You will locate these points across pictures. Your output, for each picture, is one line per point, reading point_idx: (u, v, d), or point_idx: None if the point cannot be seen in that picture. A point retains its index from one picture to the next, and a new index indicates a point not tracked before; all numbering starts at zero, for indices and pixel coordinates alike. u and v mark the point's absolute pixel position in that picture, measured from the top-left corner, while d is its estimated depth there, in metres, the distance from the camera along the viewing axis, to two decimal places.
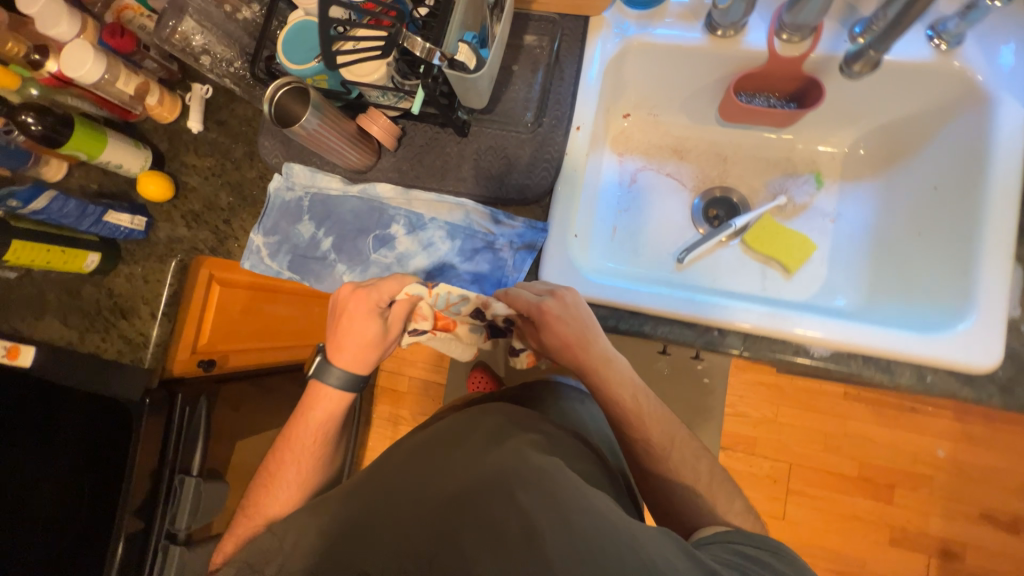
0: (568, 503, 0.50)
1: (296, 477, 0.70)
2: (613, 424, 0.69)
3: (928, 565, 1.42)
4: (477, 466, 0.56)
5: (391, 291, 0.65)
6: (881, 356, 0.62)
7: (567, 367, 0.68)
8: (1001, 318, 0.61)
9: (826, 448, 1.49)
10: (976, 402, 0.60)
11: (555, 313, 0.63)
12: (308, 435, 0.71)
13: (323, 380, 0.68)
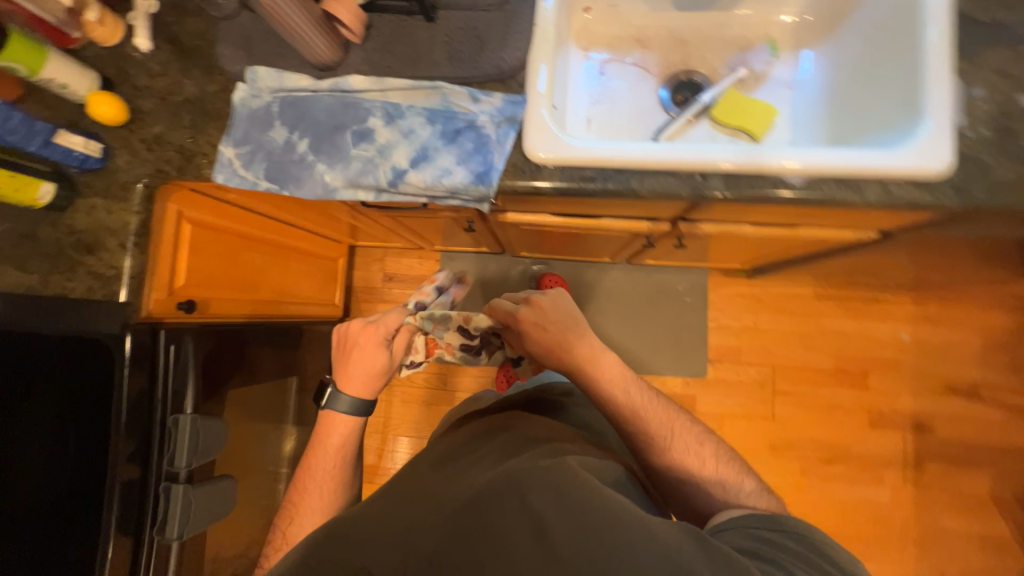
0: (571, 499, 0.56)
1: (330, 472, 0.88)
2: (622, 413, 0.85)
3: (905, 440, 1.54)
4: (487, 477, 0.63)
5: (394, 322, 0.95)
6: (850, 176, 0.66)
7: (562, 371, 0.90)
8: (950, 124, 0.66)
9: (804, 347, 1.59)
10: (936, 205, 0.65)
11: (528, 319, 0.92)
12: (330, 455, 0.90)
13: (336, 406, 0.91)
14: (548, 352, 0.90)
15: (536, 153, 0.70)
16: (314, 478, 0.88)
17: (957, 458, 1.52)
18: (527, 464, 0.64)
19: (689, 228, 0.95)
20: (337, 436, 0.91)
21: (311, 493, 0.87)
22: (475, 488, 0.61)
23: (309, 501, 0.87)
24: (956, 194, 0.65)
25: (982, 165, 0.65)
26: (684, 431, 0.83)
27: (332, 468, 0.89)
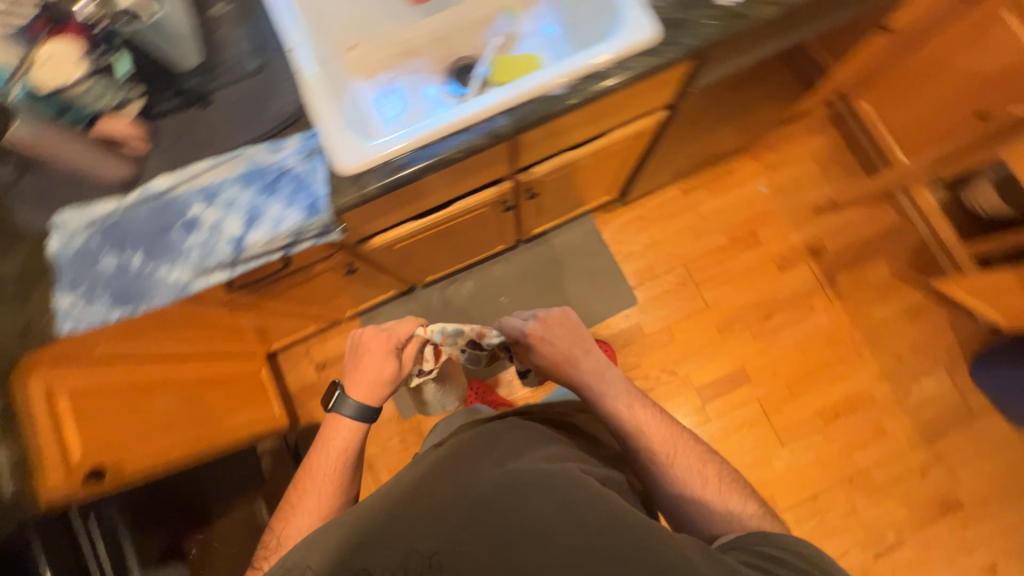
0: (575, 507, 0.67)
1: (330, 473, 0.90)
2: (626, 426, 0.95)
3: (811, 267, 1.73)
4: (496, 476, 0.72)
5: (404, 334, 0.98)
6: (594, 69, 0.80)
7: (568, 378, 1.01)
8: (642, 2, 0.82)
9: (698, 236, 1.76)
10: (662, 63, 0.80)
11: (537, 334, 1.02)
12: (332, 454, 0.93)
13: (342, 412, 0.95)
14: (556, 366, 1.01)
15: (347, 164, 0.76)
16: (315, 481, 0.90)
17: (854, 261, 1.73)
18: (535, 466, 0.74)
19: (527, 175, 1.06)
20: (341, 440, 0.94)
21: (312, 490, 0.89)
22: (484, 491, 0.69)
23: (303, 503, 0.88)
24: (675, 49, 0.81)
25: (681, 21, 0.82)
26: (686, 451, 0.94)
27: (331, 472, 0.91)
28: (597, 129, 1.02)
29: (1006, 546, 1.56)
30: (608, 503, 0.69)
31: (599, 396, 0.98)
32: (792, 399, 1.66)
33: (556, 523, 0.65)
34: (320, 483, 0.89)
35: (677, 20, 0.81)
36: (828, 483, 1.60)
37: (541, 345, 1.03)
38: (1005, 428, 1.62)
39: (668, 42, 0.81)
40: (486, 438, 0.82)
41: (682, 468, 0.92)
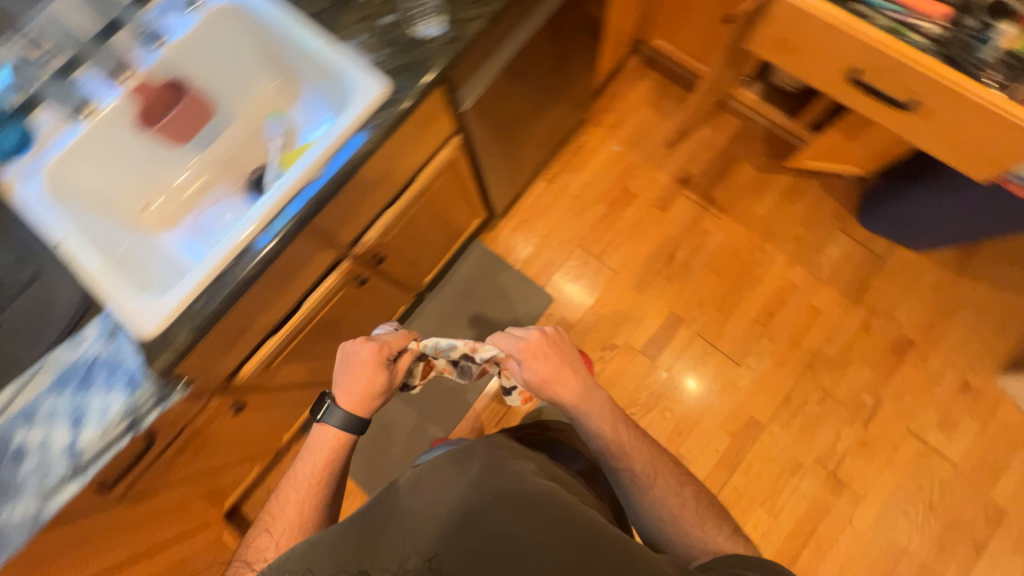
0: (558, 515, 0.77)
1: (312, 487, 0.96)
2: (611, 446, 1.01)
3: (687, 197, 1.82)
4: (495, 480, 0.82)
5: (396, 347, 1.02)
6: (345, 142, 0.83)
7: (555, 398, 1.02)
8: (362, 65, 0.85)
9: (580, 214, 1.83)
10: (403, 110, 0.84)
11: (529, 354, 1.02)
12: (317, 467, 0.98)
13: (331, 420, 0.99)
14: (546, 384, 1.02)
15: (147, 327, 0.76)
16: (297, 495, 0.96)
17: (721, 174, 1.82)
18: (519, 478, 0.82)
19: (363, 246, 1.08)
20: (326, 453, 0.99)
21: (291, 500, 0.96)
22: (483, 496, 0.79)
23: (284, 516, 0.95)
24: (411, 92, 0.84)
25: (406, 66, 0.85)
26: (666, 475, 1.03)
27: (312, 487, 0.96)
28: (403, 179, 1.06)
29: (969, 359, 1.61)
30: (575, 520, 0.77)
31: (584, 415, 1.02)
32: (728, 319, 1.71)
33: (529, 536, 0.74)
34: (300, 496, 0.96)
35: (401, 67, 0.85)
36: (794, 378, 1.64)
37: (531, 362, 1.02)
38: (916, 257, 1.70)
39: (402, 90, 0.84)
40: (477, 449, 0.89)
41: (665, 490, 1.01)
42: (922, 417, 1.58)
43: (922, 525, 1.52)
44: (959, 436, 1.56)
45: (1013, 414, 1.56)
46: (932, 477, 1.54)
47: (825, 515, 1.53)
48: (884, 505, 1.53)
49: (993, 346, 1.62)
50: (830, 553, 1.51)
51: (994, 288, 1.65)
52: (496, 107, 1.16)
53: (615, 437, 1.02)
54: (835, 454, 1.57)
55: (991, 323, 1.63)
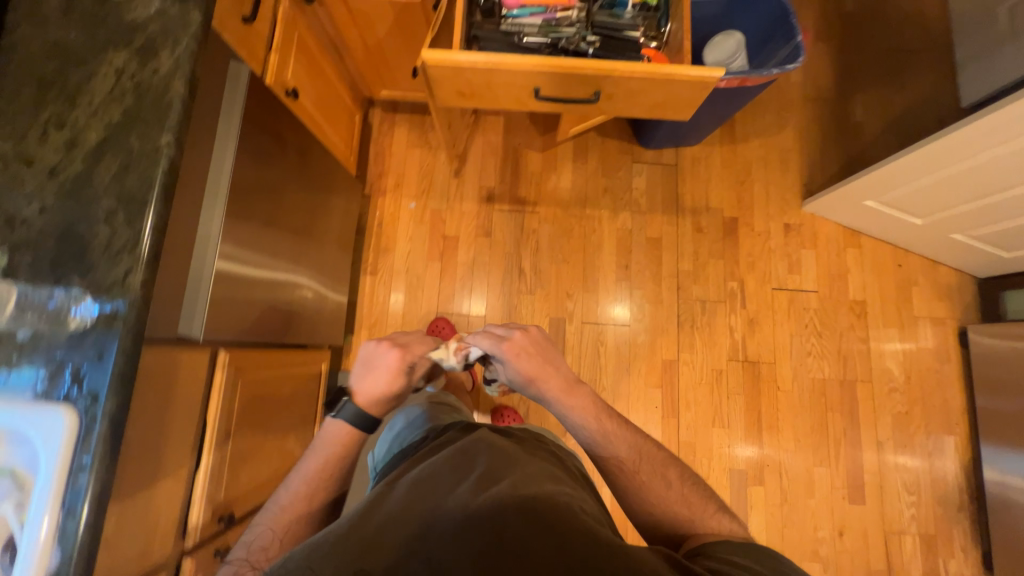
0: (572, 525, 0.62)
1: (325, 486, 0.84)
2: (596, 439, 0.89)
3: (501, 209, 1.81)
4: (500, 485, 0.67)
5: (421, 354, 0.91)
6: (61, 503, 0.66)
7: (540, 390, 0.91)
8: (25, 407, 0.67)
9: (422, 283, 1.75)
10: (109, 427, 0.68)
11: (514, 350, 0.90)
12: (327, 464, 0.85)
13: (343, 415, 0.86)
14: (529, 383, 0.91)
15: None
16: (304, 493, 0.82)
17: (515, 172, 1.83)
18: (520, 482, 0.68)
19: (193, 532, 0.92)
20: (340, 450, 0.86)
21: (299, 495, 0.82)
22: (493, 498, 0.64)
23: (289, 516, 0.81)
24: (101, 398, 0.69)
25: (80, 370, 0.69)
26: (650, 460, 0.89)
27: (328, 484, 0.84)
28: (188, 441, 0.89)
29: (780, 205, 1.84)
30: (597, 537, 0.61)
31: (562, 407, 0.90)
32: (598, 291, 1.77)
33: (536, 541, 0.59)
34: (313, 490, 0.83)
35: (73, 379, 0.69)
36: (675, 305, 1.75)
37: (514, 362, 0.90)
38: (700, 148, 1.87)
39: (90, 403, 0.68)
40: (475, 453, 0.75)
41: (653, 476, 0.87)
42: (777, 272, 1.79)
43: (824, 353, 1.74)
44: (807, 268, 1.80)
45: (829, 228, 1.82)
46: (809, 312, 1.76)
47: (759, 397, 1.70)
48: (792, 358, 1.73)
49: (788, 185, 1.85)
50: (780, 422, 1.68)
51: (763, 139, 1.88)
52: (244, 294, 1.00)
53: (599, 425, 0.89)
54: (738, 344, 1.73)
55: (777, 168, 1.86)
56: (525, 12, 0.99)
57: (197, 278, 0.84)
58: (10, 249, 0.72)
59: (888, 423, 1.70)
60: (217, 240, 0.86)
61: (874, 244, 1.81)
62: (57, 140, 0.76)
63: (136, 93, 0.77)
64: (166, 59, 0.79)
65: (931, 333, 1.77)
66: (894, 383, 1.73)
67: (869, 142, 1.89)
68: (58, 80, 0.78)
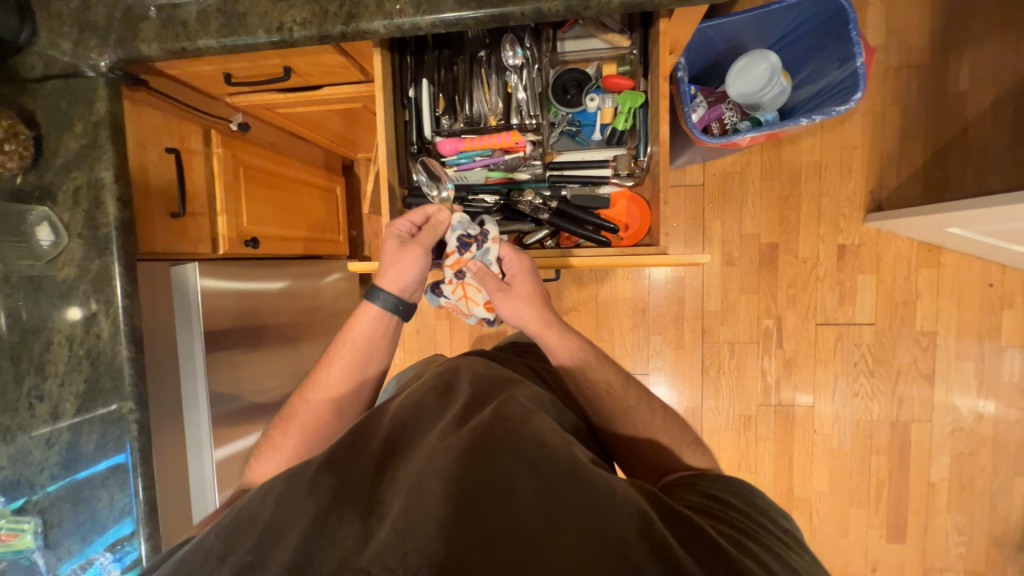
0: (556, 462, 0.48)
1: (343, 372, 0.75)
2: (584, 365, 0.75)
3: None
4: (478, 417, 0.54)
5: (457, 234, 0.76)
6: None
7: (538, 318, 0.75)
8: None
9: (434, 342, 1.68)
10: None
11: (517, 270, 0.77)
12: (346, 347, 0.76)
13: (374, 302, 0.75)
14: (524, 307, 0.74)
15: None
16: (331, 373, 0.76)
17: None
18: (506, 409, 0.56)
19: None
20: (361, 326, 0.76)
21: (325, 376, 0.76)
22: (469, 432, 0.51)
23: (289, 428, 0.73)
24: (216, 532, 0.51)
25: None
26: None
27: (346, 368, 0.75)
28: None
29: (834, 223, 1.52)
30: (577, 466, 0.49)
31: (555, 329, 0.76)
32: (613, 341, 1.66)
33: (511, 475, 0.46)
34: (308, 401, 0.74)
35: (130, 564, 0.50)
36: (699, 350, 1.62)
37: (515, 286, 0.75)
38: (733, 161, 1.54)
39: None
40: (459, 381, 0.66)
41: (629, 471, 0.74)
42: (824, 305, 1.55)
43: (874, 393, 1.55)
44: (862, 298, 1.53)
45: (899, 244, 1.50)
46: (860, 348, 1.55)
47: (793, 443, 1.60)
48: (834, 401, 1.57)
49: (847, 195, 1.51)
50: (813, 468, 1.60)
51: (818, 137, 1.50)
52: (247, 457, 1.10)
53: (578, 380, 0.74)
54: (771, 388, 1.60)
55: (834, 173, 1.51)
56: (466, 157, 0.82)
57: (197, 448, 1.00)
58: (41, 512, 0.82)
59: (946, 463, 1.54)
60: (208, 427, 0.99)
61: (956, 260, 1.48)
62: (41, 411, 0.81)
63: (90, 360, 0.80)
64: (104, 322, 0.79)
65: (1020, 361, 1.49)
66: (960, 421, 1.53)
67: (972, 119, 1.43)
68: (23, 351, 0.81)
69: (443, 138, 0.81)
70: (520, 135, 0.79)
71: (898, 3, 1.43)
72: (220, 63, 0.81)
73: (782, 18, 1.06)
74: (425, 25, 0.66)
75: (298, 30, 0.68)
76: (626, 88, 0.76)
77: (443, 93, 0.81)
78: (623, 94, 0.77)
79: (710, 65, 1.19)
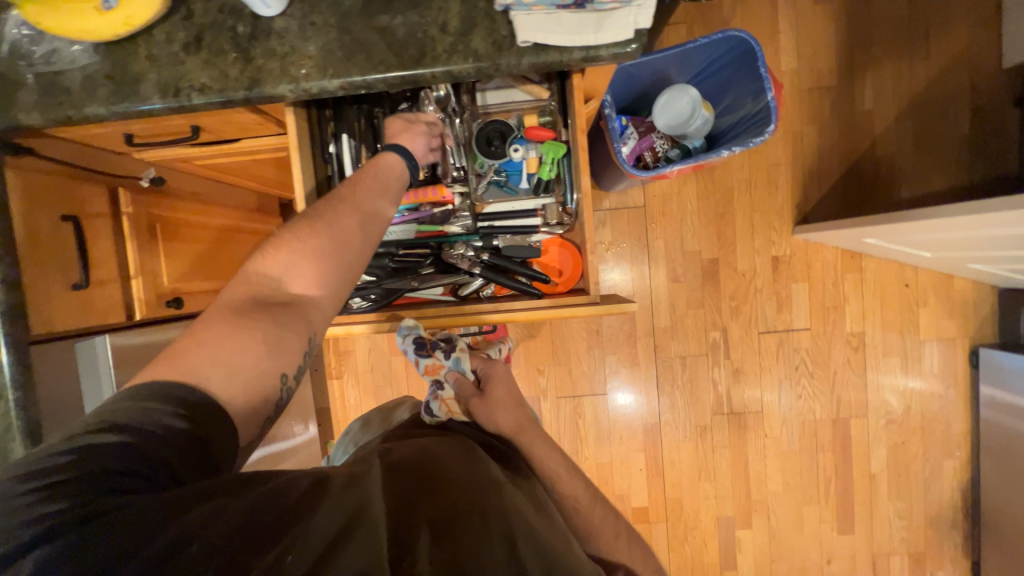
0: None
1: (363, 210, 0.64)
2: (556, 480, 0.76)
3: None
4: (504, 528, 0.53)
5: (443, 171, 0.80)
6: None
7: (517, 422, 0.77)
8: None
9: (389, 380, 1.63)
10: None
11: (490, 374, 0.81)
12: (372, 181, 0.67)
13: (395, 156, 0.69)
14: (499, 409, 0.77)
15: None
16: (349, 203, 0.64)
17: None
18: (522, 507, 0.59)
19: None
20: (390, 170, 0.69)
21: (339, 211, 0.63)
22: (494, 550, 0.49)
23: (286, 250, 0.60)
24: (148, 492, 0.43)
25: None
26: None
27: (372, 203, 0.65)
28: None
29: (767, 236, 1.61)
30: None
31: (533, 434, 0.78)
32: (571, 363, 1.67)
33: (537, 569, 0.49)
34: (313, 230, 0.61)
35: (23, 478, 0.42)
36: (653, 365, 1.66)
37: (490, 389, 0.78)
38: (671, 182, 1.59)
39: (47, 525, 0.39)
40: (476, 473, 0.63)
41: (581, 530, 0.74)
42: (764, 314, 1.63)
43: (816, 394, 1.64)
44: (798, 305, 1.62)
45: (826, 253, 1.60)
46: (799, 353, 1.63)
47: (746, 448, 1.66)
48: (781, 405, 1.65)
49: (776, 209, 1.59)
50: (767, 471, 1.66)
51: (746, 156, 1.58)
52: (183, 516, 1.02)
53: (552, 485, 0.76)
54: (722, 397, 1.65)
55: (764, 189, 1.59)
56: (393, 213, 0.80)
57: None
58: None
59: (883, 454, 1.65)
60: None
61: (876, 264, 1.60)
62: None
63: None
64: None
65: (938, 354, 1.63)
66: (892, 413, 1.64)
67: (879, 135, 1.55)
68: None
69: None
70: (448, 189, 0.79)
71: (806, 31, 1.53)
72: (117, 125, 0.75)
73: (700, 54, 1.12)
74: (335, 87, 0.64)
75: (197, 95, 0.64)
76: (547, 139, 0.78)
77: (365, 146, 0.79)
78: (545, 144, 0.78)
79: (638, 97, 1.23)
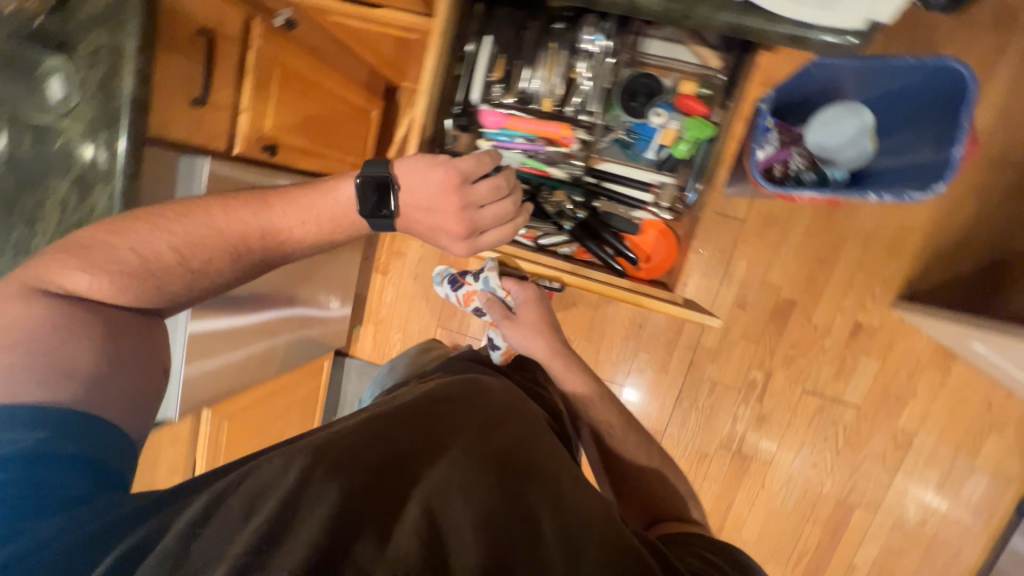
0: (577, 522, 0.54)
1: (271, 257, 0.75)
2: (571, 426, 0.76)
3: None
4: (492, 474, 0.58)
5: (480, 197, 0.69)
6: None
7: (545, 345, 0.91)
8: None
9: (427, 293, 1.67)
10: None
11: (523, 297, 0.96)
12: (305, 230, 0.75)
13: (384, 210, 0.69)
14: (531, 328, 0.91)
15: None
16: (256, 250, 0.74)
17: None
18: (516, 442, 0.64)
19: None
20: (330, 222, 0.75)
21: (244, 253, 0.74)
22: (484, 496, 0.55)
23: (167, 280, 0.70)
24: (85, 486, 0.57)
25: None
26: None
27: (285, 252, 0.76)
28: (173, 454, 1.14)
29: (860, 299, 1.46)
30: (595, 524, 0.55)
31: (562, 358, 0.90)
32: (601, 345, 1.64)
33: (528, 515, 0.54)
34: (208, 266, 0.72)
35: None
36: (680, 378, 1.61)
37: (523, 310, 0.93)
38: (783, 206, 1.44)
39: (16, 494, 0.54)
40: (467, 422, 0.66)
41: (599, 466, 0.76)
42: (817, 374, 1.52)
43: (832, 470, 1.56)
44: (858, 380, 1.50)
45: (916, 339, 1.45)
46: (836, 426, 1.54)
47: (737, 490, 1.63)
48: (791, 466, 1.59)
49: (885, 275, 1.43)
50: (747, 518, 1.64)
51: (880, 208, 1.40)
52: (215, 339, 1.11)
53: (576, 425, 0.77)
54: (736, 435, 1.61)
55: (881, 249, 1.42)
56: (506, 135, 0.76)
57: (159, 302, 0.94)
58: None
59: (872, 552, 1.59)
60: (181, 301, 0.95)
61: (965, 371, 1.44)
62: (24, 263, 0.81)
63: (81, 227, 0.78)
64: (100, 197, 0.77)
65: (985, 486, 1.49)
66: (902, 520, 1.55)
67: None
68: (18, 201, 0.80)
69: (488, 108, 0.75)
70: (571, 130, 0.73)
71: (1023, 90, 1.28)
72: None
73: (893, 77, 0.94)
74: None
75: None
76: (696, 115, 0.70)
77: (503, 56, 0.74)
78: (691, 119, 0.70)
79: (795, 102, 1.08)
